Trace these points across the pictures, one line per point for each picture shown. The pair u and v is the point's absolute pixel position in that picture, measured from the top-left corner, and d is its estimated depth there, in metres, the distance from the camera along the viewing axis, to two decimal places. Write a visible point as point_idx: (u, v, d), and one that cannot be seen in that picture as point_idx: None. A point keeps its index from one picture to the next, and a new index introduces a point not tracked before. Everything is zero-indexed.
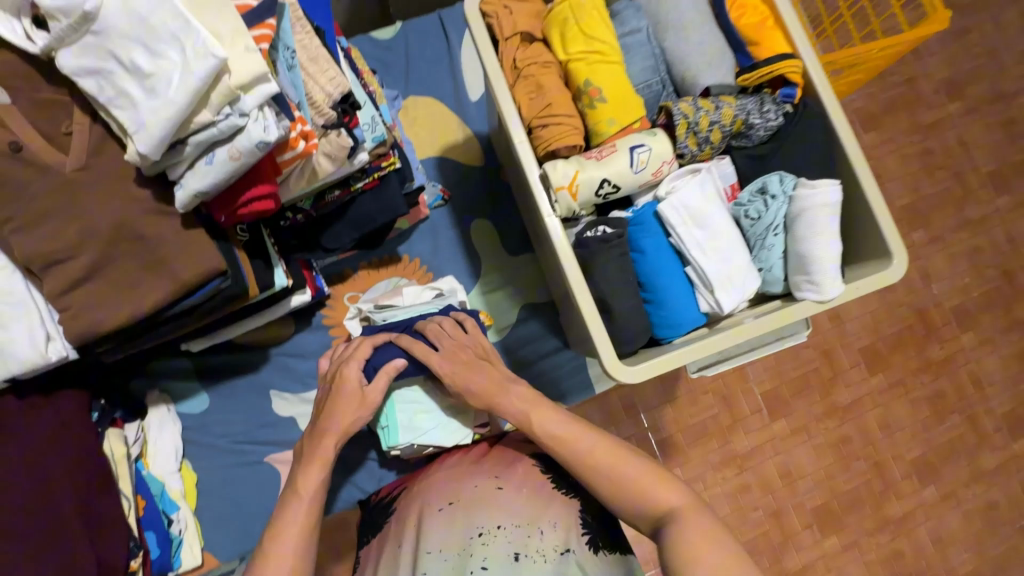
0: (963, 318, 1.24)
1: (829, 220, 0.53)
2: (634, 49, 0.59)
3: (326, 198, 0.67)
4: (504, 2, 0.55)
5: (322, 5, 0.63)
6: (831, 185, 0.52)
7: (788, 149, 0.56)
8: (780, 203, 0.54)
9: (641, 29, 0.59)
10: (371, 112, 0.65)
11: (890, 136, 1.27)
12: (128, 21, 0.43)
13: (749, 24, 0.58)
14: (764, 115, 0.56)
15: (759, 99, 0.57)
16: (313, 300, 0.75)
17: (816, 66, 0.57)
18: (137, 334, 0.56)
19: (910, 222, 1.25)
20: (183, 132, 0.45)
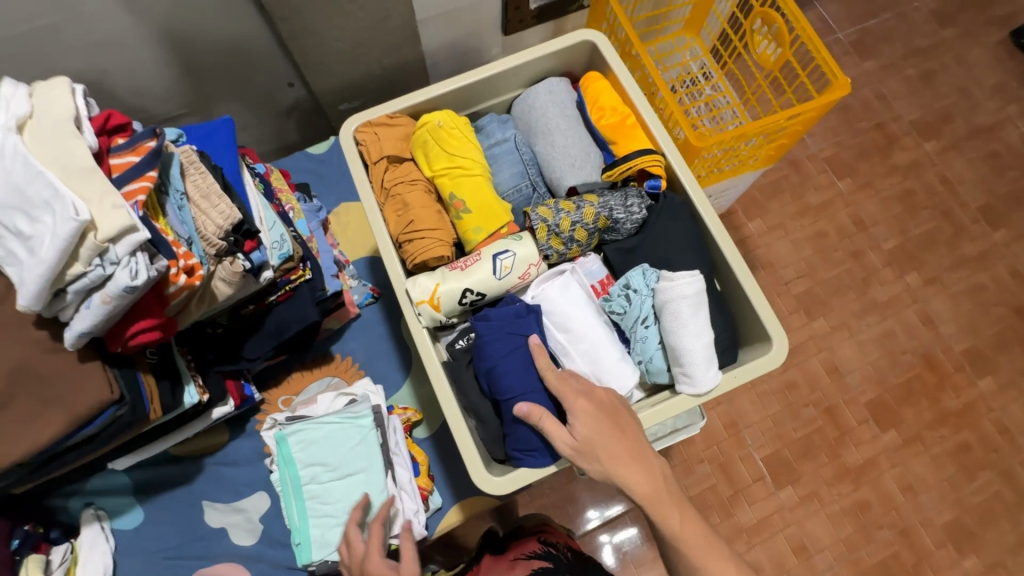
0: (978, 362, 1.16)
1: (696, 310, 0.52)
2: (501, 157, 0.63)
3: (242, 312, 0.71)
4: (375, 128, 0.60)
5: (226, 142, 0.69)
6: (689, 276, 0.52)
7: (655, 239, 0.57)
8: (643, 296, 0.54)
9: (507, 139, 0.63)
10: (280, 230, 0.69)
11: (865, 181, 1.26)
12: (8, 192, 0.49)
13: (609, 124, 0.62)
14: (627, 210, 0.57)
15: (623, 194, 0.58)
16: (240, 409, 0.77)
17: (677, 158, 0.59)
18: (41, 465, 0.58)
19: (900, 266, 1.21)
20: (59, 283, 0.50)
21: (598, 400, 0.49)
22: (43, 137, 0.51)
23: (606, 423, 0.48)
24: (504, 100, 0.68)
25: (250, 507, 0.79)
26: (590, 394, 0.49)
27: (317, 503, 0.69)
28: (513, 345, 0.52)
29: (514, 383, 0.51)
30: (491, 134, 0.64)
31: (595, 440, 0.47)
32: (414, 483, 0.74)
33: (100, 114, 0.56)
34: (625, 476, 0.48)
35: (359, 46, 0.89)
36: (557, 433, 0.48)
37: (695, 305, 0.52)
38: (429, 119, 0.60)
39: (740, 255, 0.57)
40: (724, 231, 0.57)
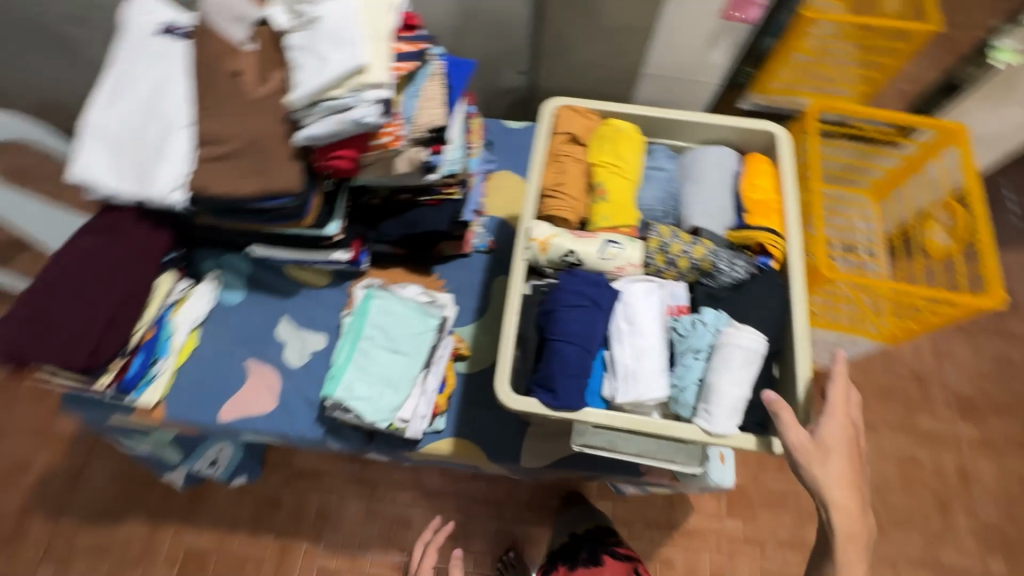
0: None
1: (744, 364, 0.57)
2: (653, 180, 0.74)
3: (398, 196, 0.88)
4: (573, 108, 0.73)
5: (463, 73, 0.87)
6: (752, 332, 0.57)
7: (743, 300, 0.63)
8: (707, 330, 0.60)
9: (665, 169, 0.74)
10: (459, 153, 0.86)
11: (993, 453, 1.26)
12: (328, 27, 0.70)
13: (754, 196, 0.69)
14: (730, 266, 0.64)
15: (734, 253, 0.65)
16: (350, 266, 0.93)
17: (798, 249, 0.65)
18: (223, 211, 0.79)
19: (987, 546, 1.19)
20: (322, 96, 0.70)
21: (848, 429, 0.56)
22: (367, 6, 0.72)
23: (846, 447, 0.55)
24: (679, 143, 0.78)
25: (313, 345, 0.93)
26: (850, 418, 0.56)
27: (364, 352, 0.81)
28: (576, 308, 0.61)
29: (571, 329, 0.60)
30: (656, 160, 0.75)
31: (830, 448, 0.54)
32: (434, 395, 0.83)
33: (404, 15, 0.78)
34: (840, 492, 0.54)
35: (591, 68, 1.07)
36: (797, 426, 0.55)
37: (744, 358, 0.57)
38: (613, 122, 0.73)
39: (808, 354, 0.60)
40: (806, 327, 0.61)
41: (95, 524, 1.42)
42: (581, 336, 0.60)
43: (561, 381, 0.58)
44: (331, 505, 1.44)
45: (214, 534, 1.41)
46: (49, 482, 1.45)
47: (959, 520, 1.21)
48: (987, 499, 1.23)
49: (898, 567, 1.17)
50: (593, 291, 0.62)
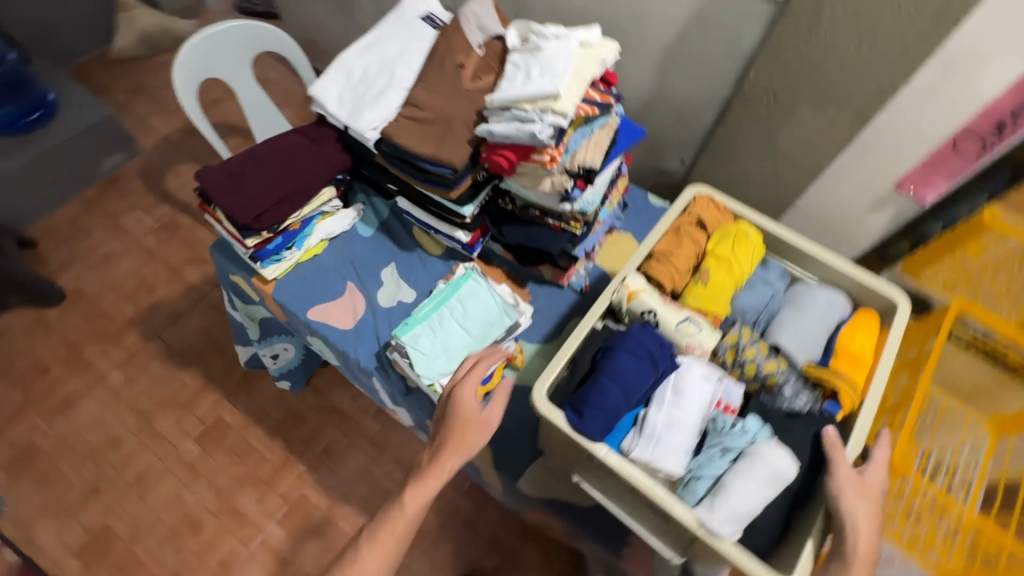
0: None
1: (766, 481, 0.57)
2: (757, 289, 0.76)
3: (529, 210, 0.99)
4: (709, 201, 0.80)
5: (631, 138, 0.97)
6: (786, 455, 0.58)
7: (791, 429, 0.63)
8: (744, 435, 0.61)
9: (773, 286, 0.76)
10: (597, 197, 0.94)
11: None
12: (544, 58, 0.83)
13: (849, 345, 0.69)
14: (793, 394, 0.65)
15: (802, 384, 0.66)
16: (463, 247, 1.04)
17: (869, 412, 0.64)
18: (395, 159, 0.95)
19: None
20: (513, 105, 0.83)
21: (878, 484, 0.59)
22: (581, 54, 0.84)
23: (874, 499, 0.58)
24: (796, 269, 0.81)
25: (403, 295, 1.05)
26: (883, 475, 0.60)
27: (441, 315, 0.91)
28: (634, 354, 0.65)
29: (624, 371, 0.64)
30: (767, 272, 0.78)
31: (864, 489, 0.57)
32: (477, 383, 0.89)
33: (608, 71, 0.89)
34: (863, 528, 0.55)
35: (745, 182, 1.13)
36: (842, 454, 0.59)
37: (769, 473, 0.57)
38: (744, 223, 0.77)
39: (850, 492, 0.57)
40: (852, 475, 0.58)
41: (170, 360, 1.66)
42: (628, 382, 0.63)
43: (592, 409, 0.62)
44: (338, 447, 1.55)
45: (243, 417, 1.58)
46: (159, 311, 1.73)
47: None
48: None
49: None
50: (657, 350, 0.66)
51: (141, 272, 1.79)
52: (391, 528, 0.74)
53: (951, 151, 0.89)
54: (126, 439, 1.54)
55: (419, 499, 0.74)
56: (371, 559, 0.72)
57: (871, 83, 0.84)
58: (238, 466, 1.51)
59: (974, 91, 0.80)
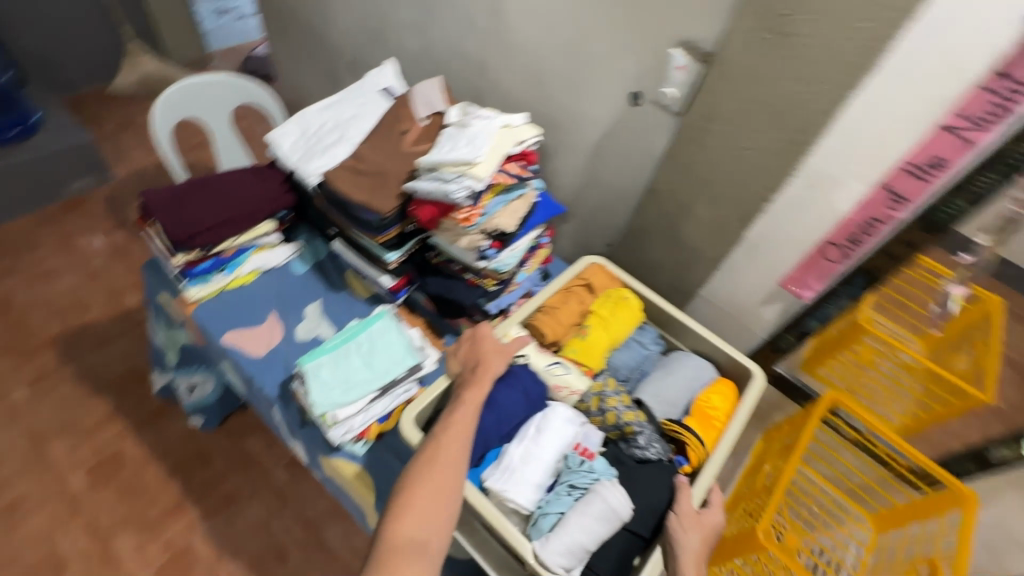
0: None
1: (600, 518, 0.61)
2: (630, 350, 0.84)
3: (450, 264, 1.07)
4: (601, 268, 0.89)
5: (547, 212, 1.09)
6: (621, 495, 0.61)
7: (637, 472, 0.67)
8: (590, 474, 0.65)
9: (646, 351, 0.84)
10: (512, 259, 1.04)
11: None
12: (469, 133, 0.97)
13: (703, 406, 0.75)
14: (646, 443, 0.69)
15: (657, 436, 0.70)
16: (387, 292, 1.10)
17: (713, 467, 0.69)
18: (333, 203, 1.04)
19: None
20: (438, 167, 0.95)
21: (712, 524, 0.65)
22: (502, 134, 0.99)
23: (706, 537, 0.64)
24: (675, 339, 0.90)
25: (322, 331, 1.08)
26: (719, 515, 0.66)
27: (349, 348, 0.95)
28: (506, 388, 0.70)
29: (492, 401, 0.69)
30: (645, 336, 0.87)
31: (700, 526, 0.64)
32: (372, 419, 0.91)
33: (526, 151, 1.03)
34: (693, 560, 0.61)
35: (656, 268, 1.25)
36: (688, 495, 0.65)
37: (604, 511, 0.60)
38: (624, 286, 0.87)
39: (686, 531, 0.62)
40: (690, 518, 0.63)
41: (82, 383, 1.60)
42: (494, 412, 0.68)
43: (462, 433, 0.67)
44: (240, 495, 1.47)
45: (145, 452, 1.50)
46: (85, 331, 1.69)
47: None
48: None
49: None
50: (527, 385, 0.71)
51: (78, 292, 1.78)
52: (459, 419, 0.65)
53: (819, 257, 1.02)
54: (10, 462, 1.44)
55: (481, 394, 0.67)
56: (443, 463, 0.61)
57: (748, 191, 0.99)
58: (126, 504, 1.42)
59: (830, 205, 0.95)
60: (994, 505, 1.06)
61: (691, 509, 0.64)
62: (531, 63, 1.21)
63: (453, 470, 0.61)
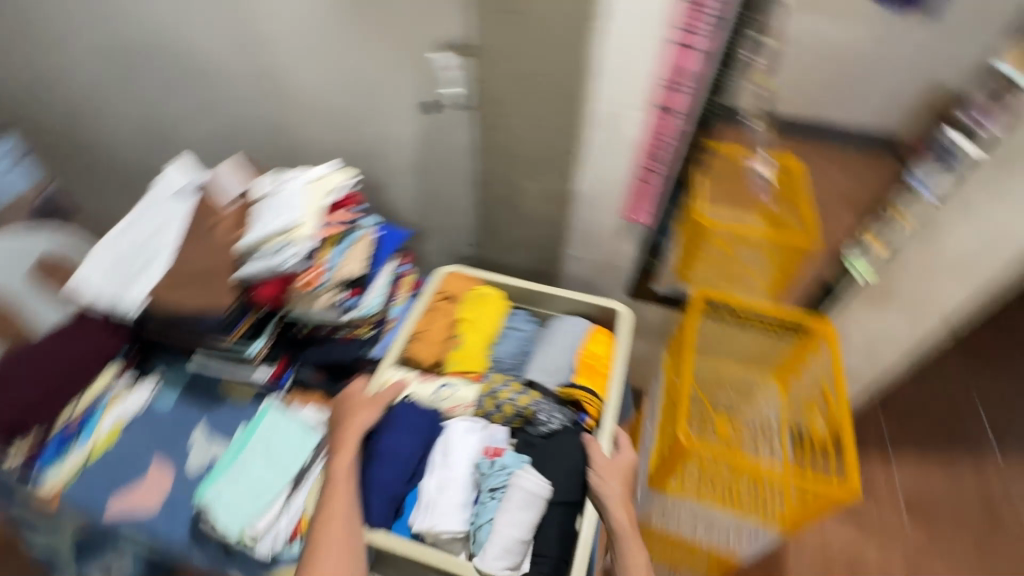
0: None
1: (522, 505, 0.65)
2: (509, 336, 0.88)
3: (319, 330, 1.04)
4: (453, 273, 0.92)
5: (394, 241, 1.09)
6: (533, 476, 0.67)
7: (546, 446, 0.72)
8: (501, 471, 0.69)
9: (522, 331, 0.89)
10: (377, 299, 1.03)
11: None
12: (281, 200, 0.96)
13: (586, 360, 0.82)
14: (547, 417, 0.74)
15: (556, 408, 0.76)
16: (268, 386, 1.03)
17: (611, 412, 0.76)
18: (169, 322, 0.96)
19: None
20: (261, 243, 0.92)
21: (625, 464, 0.73)
22: (314, 187, 0.98)
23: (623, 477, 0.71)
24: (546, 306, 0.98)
25: (216, 453, 1.00)
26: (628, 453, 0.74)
27: (244, 459, 0.89)
28: (390, 436, 0.73)
29: (378, 455, 0.72)
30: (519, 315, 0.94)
31: (616, 470, 0.70)
32: (297, 515, 0.86)
33: (347, 193, 1.02)
34: (619, 500, 0.67)
35: (519, 249, 1.30)
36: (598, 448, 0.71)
37: (523, 498, 0.66)
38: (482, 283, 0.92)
39: (607, 477, 0.68)
40: (606, 465, 0.70)
41: None
42: (385, 462, 0.72)
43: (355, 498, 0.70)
44: None
45: None
46: None
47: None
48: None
49: None
50: (407, 424, 0.75)
51: None
52: (337, 494, 0.67)
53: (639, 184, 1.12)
54: None
55: (349, 457, 0.69)
56: (331, 541, 0.64)
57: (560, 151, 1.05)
58: None
59: (622, 136, 1.04)
60: (854, 315, 1.27)
61: (604, 458, 0.71)
62: (323, 108, 1.20)
63: (343, 545, 0.64)
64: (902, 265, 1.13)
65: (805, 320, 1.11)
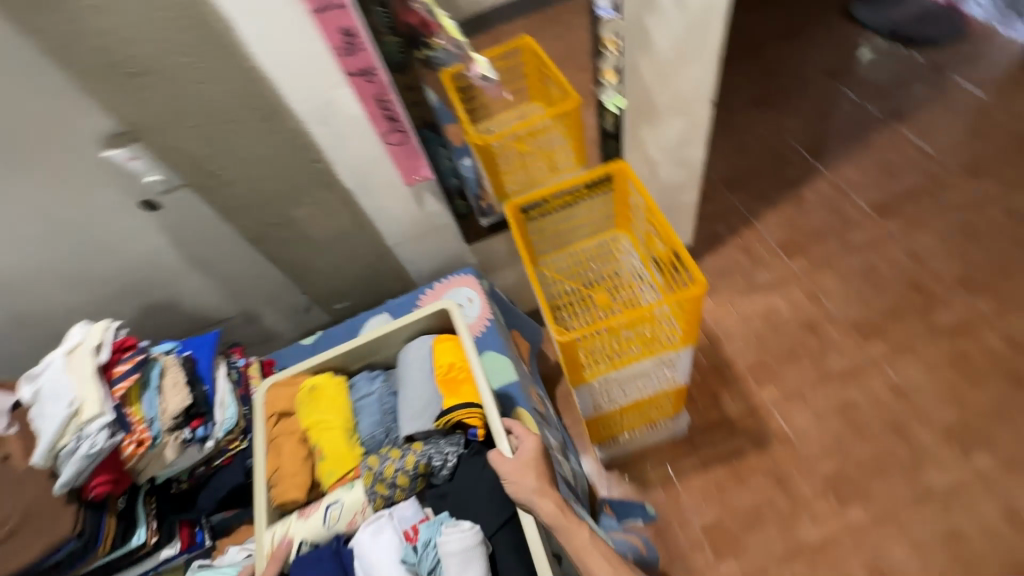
0: (953, 549, 1.31)
1: (461, 563, 0.80)
2: (365, 409, 1.04)
3: (196, 472, 0.99)
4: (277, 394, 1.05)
5: (209, 346, 1.01)
6: (461, 530, 0.82)
7: (457, 486, 0.93)
8: (430, 551, 0.84)
9: (371, 393, 1.06)
10: (232, 409, 0.97)
11: (831, 368, 1.62)
12: (48, 391, 0.83)
13: (447, 379, 1.00)
14: (441, 457, 0.93)
15: (445, 444, 0.95)
16: (188, 553, 0.96)
17: (490, 407, 0.93)
18: None
19: (838, 491, 1.42)
20: (56, 446, 0.81)
21: (529, 449, 0.89)
22: (76, 358, 0.85)
23: (534, 460, 0.87)
24: (389, 355, 1.13)
25: None
26: (529, 439, 0.91)
27: None
28: None
29: None
30: (361, 390, 1.07)
31: (526, 462, 0.86)
32: None
33: (121, 340, 0.91)
34: (539, 483, 0.83)
35: (344, 263, 1.30)
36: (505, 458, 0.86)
37: (458, 557, 0.80)
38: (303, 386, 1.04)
39: (519, 476, 0.84)
40: (512, 466, 0.85)
41: None
42: None
43: None
44: None
45: None
46: None
47: (804, 487, 1.45)
48: (822, 451, 1.49)
49: (817, 503, 1.42)
50: None
51: None
52: None
53: (393, 148, 1.08)
54: None
55: None
56: None
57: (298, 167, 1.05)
58: None
59: (345, 117, 1.01)
60: (648, 138, 1.33)
61: (512, 462, 0.86)
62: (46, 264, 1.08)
63: None
64: (645, 76, 1.18)
65: (601, 172, 1.18)
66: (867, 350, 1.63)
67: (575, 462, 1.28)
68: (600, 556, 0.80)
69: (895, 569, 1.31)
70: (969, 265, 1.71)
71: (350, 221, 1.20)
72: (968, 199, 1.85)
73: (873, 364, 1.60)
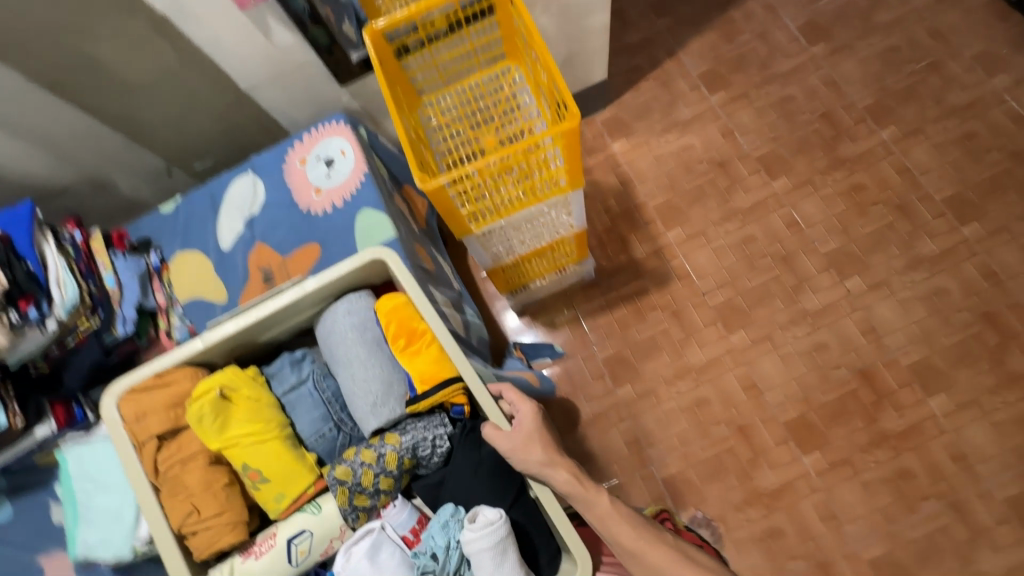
0: (817, 358, 1.48)
1: (491, 557, 0.77)
2: (298, 401, 0.97)
3: (50, 354, 0.95)
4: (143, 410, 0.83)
5: (24, 219, 0.93)
6: (479, 522, 0.79)
7: (451, 471, 0.91)
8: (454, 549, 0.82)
9: (305, 379, 0.99)
10: (71, 288, 0.92)
11: (736, 205, 1.63)
12: None
13: (409, 356, 0.89)
14: (433, 446, 0.90)
15: (433, 428, 0.90)
16: (68, 429, 1.00)
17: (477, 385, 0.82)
18: None
19: (727, 319, 1.54)
20: None
21: (529, 416, 0.87)
22: None
23: (538, 431, 0.85)
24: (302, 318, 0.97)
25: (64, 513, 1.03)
26: (523, 408, 0.88)
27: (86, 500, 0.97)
28: None
29: None
30: (287, 381, 0.98)
31: (530, 435, 0.84)
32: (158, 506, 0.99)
33: None
34: (548, 456, 0.83)
35: (186, 112, 1.18)
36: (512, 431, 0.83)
37: (490, 550, 0.77)
38: (207, 392, 0.84)
39: (526, 453, 0.82)
40: (515, 442, 0.82)
41: None
42: None
43: None
44: None
45: None
46: None
47: (696, 317, 1.56)
48: (717, 284, 1.58)
49: (706, 330, 1.54)
50: None
51: None
52: None
53: None
54: None
55: None
56: None
57: None
58: None
59: None
60: None
61: (514, 438, 0.83)
62: None
63: None
64: None
65: None
66: (771, 186, 1.64)
67: (469, 312, 1.30)
68: (620, 516, 0.87)
69: (765, 377, 1.48)
70: (881, 91, 1.67)
71: (176, 60, 1.07)
72: (896, 17, 1.73)
73: (774, 199, 1.63)
